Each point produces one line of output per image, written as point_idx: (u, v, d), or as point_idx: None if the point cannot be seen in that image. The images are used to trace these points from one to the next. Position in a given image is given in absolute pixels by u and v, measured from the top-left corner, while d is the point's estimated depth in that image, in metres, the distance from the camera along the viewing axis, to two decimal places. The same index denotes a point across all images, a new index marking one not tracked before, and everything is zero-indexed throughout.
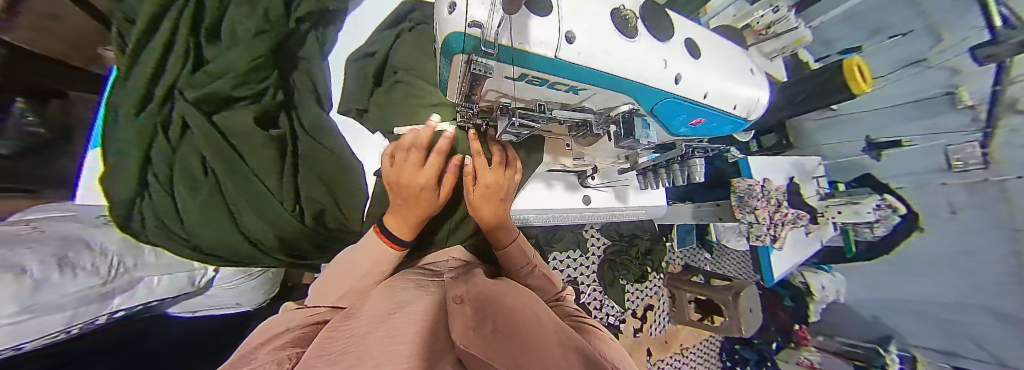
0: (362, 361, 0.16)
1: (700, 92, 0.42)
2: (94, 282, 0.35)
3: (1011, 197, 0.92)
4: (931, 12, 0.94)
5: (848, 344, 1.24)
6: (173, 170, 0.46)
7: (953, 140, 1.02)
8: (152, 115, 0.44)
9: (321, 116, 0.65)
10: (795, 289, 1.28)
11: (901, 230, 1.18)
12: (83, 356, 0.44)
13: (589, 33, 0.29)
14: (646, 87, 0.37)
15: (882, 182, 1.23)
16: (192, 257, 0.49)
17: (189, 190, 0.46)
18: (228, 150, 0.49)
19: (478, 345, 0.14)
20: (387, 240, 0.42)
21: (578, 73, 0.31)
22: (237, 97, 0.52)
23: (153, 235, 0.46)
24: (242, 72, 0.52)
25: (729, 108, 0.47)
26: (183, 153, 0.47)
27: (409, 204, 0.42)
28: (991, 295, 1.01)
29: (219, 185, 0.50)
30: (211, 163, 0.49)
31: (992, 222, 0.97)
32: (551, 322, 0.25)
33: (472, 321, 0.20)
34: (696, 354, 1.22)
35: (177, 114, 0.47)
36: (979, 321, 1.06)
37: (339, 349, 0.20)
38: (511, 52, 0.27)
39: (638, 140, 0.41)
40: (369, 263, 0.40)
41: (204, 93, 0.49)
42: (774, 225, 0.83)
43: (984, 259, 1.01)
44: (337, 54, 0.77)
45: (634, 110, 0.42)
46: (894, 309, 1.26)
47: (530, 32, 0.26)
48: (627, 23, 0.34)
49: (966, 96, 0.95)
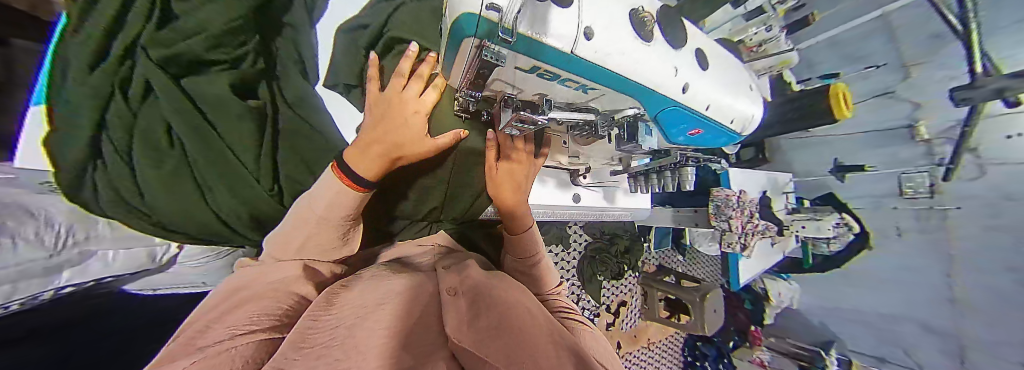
0: (346, 357, 0.17)
1: (703, 103, 0.44)
2: (40, 255, 0.34)
3: (952, 225, 1.06)
4: (906, 49, 1.04)
5: (796, 346, 1.37)
6: (132, 138, 0.42)
7: (904, 170, 1.14)
8: (109, 75, 0.39)
9: (303, 88, 0.59)
10: (755, 292, 1.38)
11: (853, 248, 1.29)
12: (28, 335, 0.40)
13: (607, 32, 0.29)
14: (653, 93, 0.37)
15: (843, 201, 1.31)
16: (152, 232, 0.46)
17: (152, 162, 0.43)
18: (198, 121, 0.46)
19: (468, 342, 0.18)
20: (351, 181, 0.37)
21: (590, 72, 0.31)
22: (210, 60, 0.48)
23: (106, 207, 0.42)
24: (215, 33, 0.46)
25: (728, 122, 0.49)
26: (147, 119, 0.43)
27: (388, 134, 0.39)
28: (923, 312, 1.15)
29: (186, 157, 0.46)
30: (178, 133, 0.45)
31: (933, 245, 1.11)
32: (542, 315, 0.28)
33: (467, 316, 0.23)
34: (661, 348, 1.31)
35: (138, 76, 0.42)
36: (910, 331, 1.20)
37: (322, 342, 0.20)
38: (529, 43, 0.25)
39: (640, 144, 0.46)
40: (328, 207, 0.37)
41: (171, 54, 0.43)
42: (745, 234, 0.88)
43: (920, 275, 1.15)
44: (326, 31, 0.72)
45: (638, 115, 0.44)
46: (836, 317, 1.40)
47: (550, 23, 0.25)
48: (645, 26, 0.33)
49: (926, 130, 1.05)
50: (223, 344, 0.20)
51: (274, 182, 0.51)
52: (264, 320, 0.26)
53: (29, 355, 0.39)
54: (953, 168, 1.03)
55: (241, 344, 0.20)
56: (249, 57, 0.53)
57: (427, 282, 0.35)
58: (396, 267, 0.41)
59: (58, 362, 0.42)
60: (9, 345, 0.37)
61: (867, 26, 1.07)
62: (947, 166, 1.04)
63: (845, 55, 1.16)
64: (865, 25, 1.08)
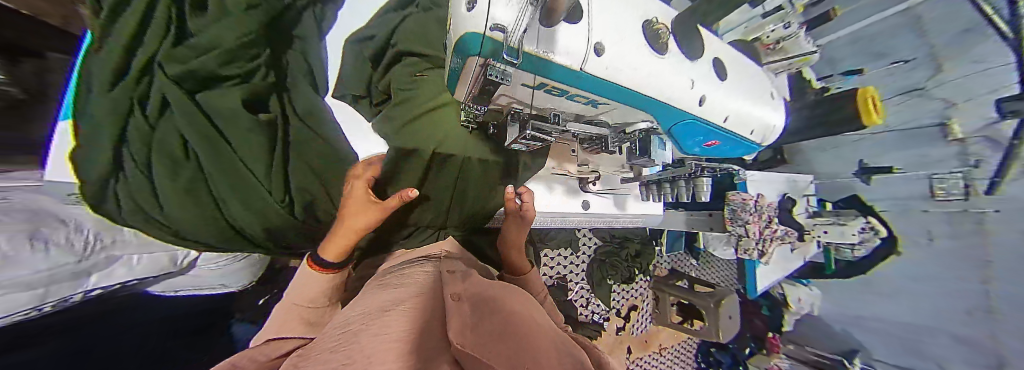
0: (352, 360, 0.15)
1: (721, 115, 0.42)
2: (71, 259, 0.35)
3: (989, 230, 0.98)
4: (936, 42, 0.98)
5: (817, 355, 1.30)
6: (152, 152, 0.45)
7: (936, 171, 1.07)
8: (128, 90, 0.43)
9: (314, 100, 0.63)
10: (773, 298, 1.32)
11: (878, 253, 1.23)
12: (43, 330, 0.42)
13: (619, 46, 0.28)
14: (662, 106, 0.35)
15: (868, 204, 1.25)
16: (173, 241, 0.49)
17: (168, 173, 0.45)
18: (212, 133, 0.49)
19: (473, 346, 0.16)
20: (322, 269, 0.41)
21: (600, 87, 0.30)
22: (223, 75, 0.52)
23: (127, 217, 0.44)
24: (228, 49, 0.51)
25: (747, 133, 0.48)
26: (164, 133, 0.46)
27: (350, 222, 0.42)
28: (954, 324, 1.07)
29: (201, 170, 0.49)
30: (192, 145, 0.48)
31: (965, 253, 1.04)
32: (549, 325, 0.27)
33: (471, 320, 0.22)
34: (672, 354, 1.27)
35: (155, 92, 0.45)
36: (938, 342, 1.12)
37: (325, 349, 0.19)
38: (534, 62, 0.24)
39: (652, 159, 0.50)
40: (310, 296, 0.40)
41: (184, 69, 0.47)
42: (763, 239, 0.84)
43: (947, 284, 1.08)
44: (334, 46, 0.74)
45: (651, 128, 0.44)
46: (857, 325, 1.33)
47: (558, 41, 0.24)
48: (658, 39, 0.33)
49: (959, 128, 0.99)
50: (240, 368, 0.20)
51: (283, 192, 0.53)
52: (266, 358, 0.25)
53: (41, 351, 0.41)
54: (999, 183, 0.94)
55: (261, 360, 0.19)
56: (260, 70, 0.57)
57: (434, 287, 0.35)
58: (399, 274, 0.42)
59: (71, 357, 0.44)
60: (19, 348, 0.38)
61: (891, 20, 1.03)
62: (992, 180, 0.96)
63: (870, 50, 1.11)
64: (889, 19, 1.03)
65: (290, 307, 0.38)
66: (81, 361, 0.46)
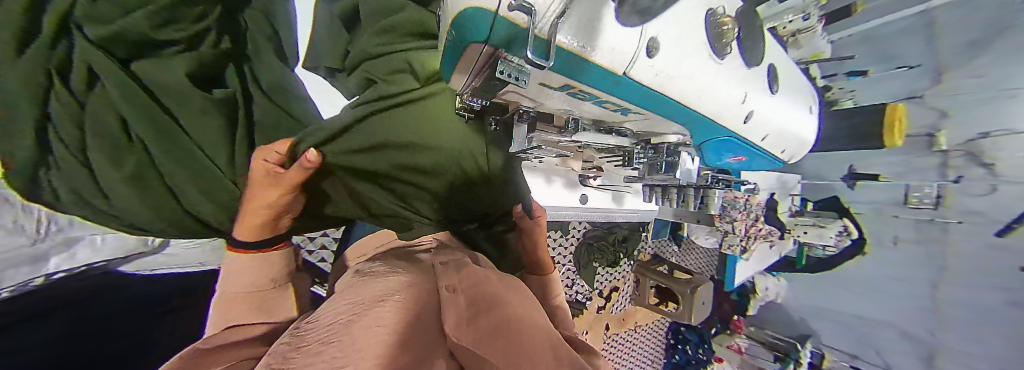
0: (342, 355, 0.14)
1: (759, 134, 0.44)
2: (21, 243, 0.38)
3: (952, 240, 1.09)
4: (942, 50, 1.03)
5: (774, 337, 1.45)
6: (82, 136, 0.39)
7: (910, 180, 1.15)
8: (42, 54, 0.34)
9: (284, 75, 0.60)
10: (744, 287, 1.43)
11: (847, 253, 1.31)
12: None
13: (668, 46, 0.25)
14: (716, 123, 0.36)
15: (845, 205, 1.30)
16: (123, 230, 0.45)
17: (110, 163, 0.40)
18: (160, 115, 0.44)
19: (478, 347, 0.17)
20: (250, 251, 0.37)
21: (638, 93, 0.27)
22: (162, 41, 0.45)
23: (69, 207, 0.40)
24: (164, 7, 0.43)
25: (780, 151, 0.52)
26: (95, 112, 0.40)
27: (253, 197, 0.37)
28: (915, 323, 1.19)
29: (149, 156, 0.44)
30: (136, 131, 0.42)
31: (923, 255, 1.15)
32: (545, 320, 0.27)
33: (467, 314, 0.22)
34: (646, 330, 1.39)
35: (78, 58, 0.38)
36: (886, 337, 1.26)
37: (318, 339, 0.18)
38: (571, 59, 0.20)
39: (676, 177, 0.46)
40: (251, 280, 0.36)
41: (115, 32, 0.40)
42: (748, 237, 0.94)
43: (910, 286, 1.18)
44: (304, 3, 0.71)
45: (682, 142, 0.47)
46: (818, 315, 1.43)
47: (600, 33, 0.20)
48: (722, 37, 0.31)
49: (945, 140, 1.07)
50: (223, 362, 0.19)
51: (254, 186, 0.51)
52: (240, 353, 0.21)
53: (26, 340, 0.36)
54: (1015, 228, 0.96)
55: (228, 362, 0.17)
56: (211, 34, 0.51)
57: (426, 278, 0.34)
58: (389, 263, 0.41)
59: (73, 338, 0.41)
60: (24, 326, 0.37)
61: (908, 21, 1.05)
62: (1008, 225, 0.98)
63: (881, 52, 1.13)
64: (906, 19, 1.05)
65: (227, 298, 0.34)
66: (90, 340, 0.43)
